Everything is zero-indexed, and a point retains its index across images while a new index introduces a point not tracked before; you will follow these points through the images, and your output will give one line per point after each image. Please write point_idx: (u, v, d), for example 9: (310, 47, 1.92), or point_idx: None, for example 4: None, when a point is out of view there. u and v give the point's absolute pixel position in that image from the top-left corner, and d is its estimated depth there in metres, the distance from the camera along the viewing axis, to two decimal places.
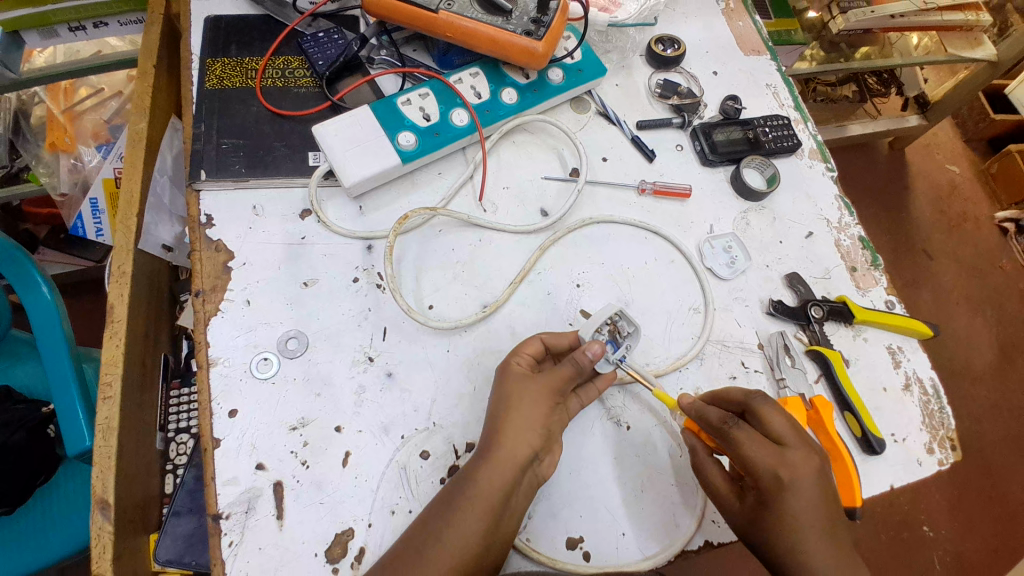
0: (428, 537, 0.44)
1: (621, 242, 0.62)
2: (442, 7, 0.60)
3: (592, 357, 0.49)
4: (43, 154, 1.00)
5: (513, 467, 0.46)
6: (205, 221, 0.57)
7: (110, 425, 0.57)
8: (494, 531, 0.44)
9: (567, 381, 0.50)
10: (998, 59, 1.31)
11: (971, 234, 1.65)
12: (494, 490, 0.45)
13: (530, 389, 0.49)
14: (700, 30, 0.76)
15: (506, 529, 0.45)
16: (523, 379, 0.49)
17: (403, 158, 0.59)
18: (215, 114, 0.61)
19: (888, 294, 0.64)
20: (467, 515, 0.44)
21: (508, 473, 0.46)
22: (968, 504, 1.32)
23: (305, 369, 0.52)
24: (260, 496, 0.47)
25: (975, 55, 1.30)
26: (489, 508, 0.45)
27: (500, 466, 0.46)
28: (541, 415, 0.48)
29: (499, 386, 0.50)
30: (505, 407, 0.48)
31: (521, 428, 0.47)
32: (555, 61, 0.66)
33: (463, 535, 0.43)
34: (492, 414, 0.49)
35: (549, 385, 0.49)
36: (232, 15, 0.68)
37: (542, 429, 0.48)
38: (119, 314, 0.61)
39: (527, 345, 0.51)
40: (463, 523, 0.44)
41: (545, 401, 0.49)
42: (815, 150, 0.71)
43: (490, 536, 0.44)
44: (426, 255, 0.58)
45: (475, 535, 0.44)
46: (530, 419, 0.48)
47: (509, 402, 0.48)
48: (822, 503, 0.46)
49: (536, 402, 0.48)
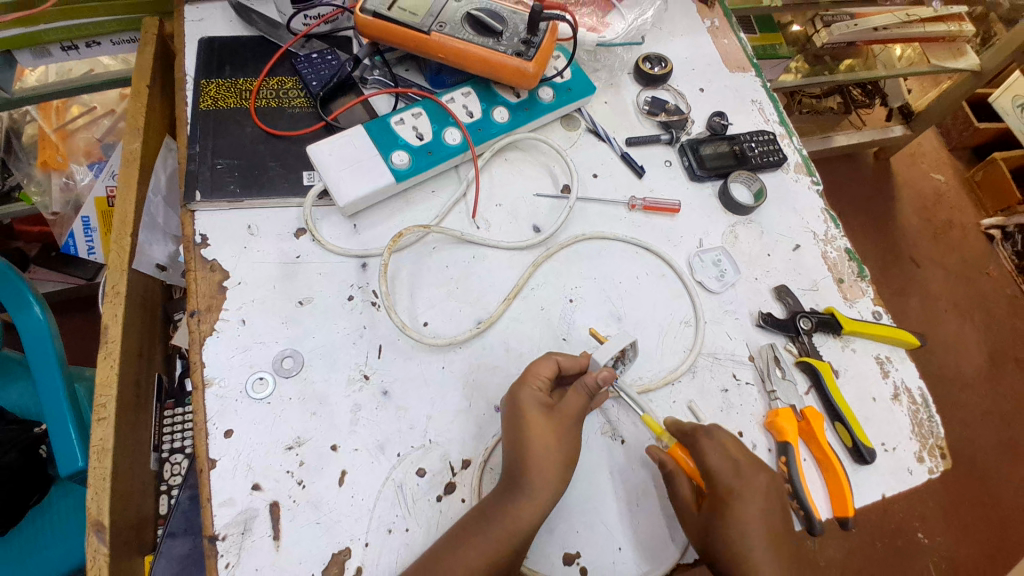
0: (438, 561, 0.45)
1: (615, 257, 0.63)
2: (434, 29, 0.62)
3: (601, 382, 0.50)
4: (35, 172, 1.01)
5: (520, 489, 0.47)
6: (200, 241, 0.57)
7: (105, 446, 0.57)
8: (499, 560, 0.45)
9: (581, 411, 0.51)
10: (981, 68, 1.34)
11: (958, 241, 1.68)
12: (507, 516, 0.46)
13: (544, 413, 0.49)
14: (687, 48, 0.78)
15: (519, 557, 0.47)
16: (544, 412, 0.49)
17: (396, 177, 0.60)
18: (210, 135, 0.62)
19: (875, 305, 0.66)
20: (472, 549, 0.45)
21: (514, 498, 0.46)
22: (963, 512, 1.33)
23: (301, 388, 0.52)
24: (256, 517, 0.47)
25: (958, 65, 1.33)
26: (493, 544, 0.45)
27: (517, 492, 0.47)
28: (552, 441, 0.48)
29: (511, 411, 0.50)
30: (518, 428, 0.49)
31: (541, 453, 0.47)
32: (546, 81, 0.68)
33: (484, 556, 0.45)
34: (511, 435, 0.49)
35: (558, 406, 0.50)
36: (225, 36, 0.69)
37: (554, 448, 0.48)
38: (114, 335, 0.61)
39: (544, 368, 0.52)
40: (471, 551, 0.45)
41: (552, 432, 0.49)
42: (801, 164, 0.73)
43: (494, 564, 0.45)
44: (422, 272, 0.59)
45: (496, 554, 0.45)
46: (541, 448, 0.48)
47: (522, 423, 0.49)
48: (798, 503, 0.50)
49: (551, 435, 0.49)
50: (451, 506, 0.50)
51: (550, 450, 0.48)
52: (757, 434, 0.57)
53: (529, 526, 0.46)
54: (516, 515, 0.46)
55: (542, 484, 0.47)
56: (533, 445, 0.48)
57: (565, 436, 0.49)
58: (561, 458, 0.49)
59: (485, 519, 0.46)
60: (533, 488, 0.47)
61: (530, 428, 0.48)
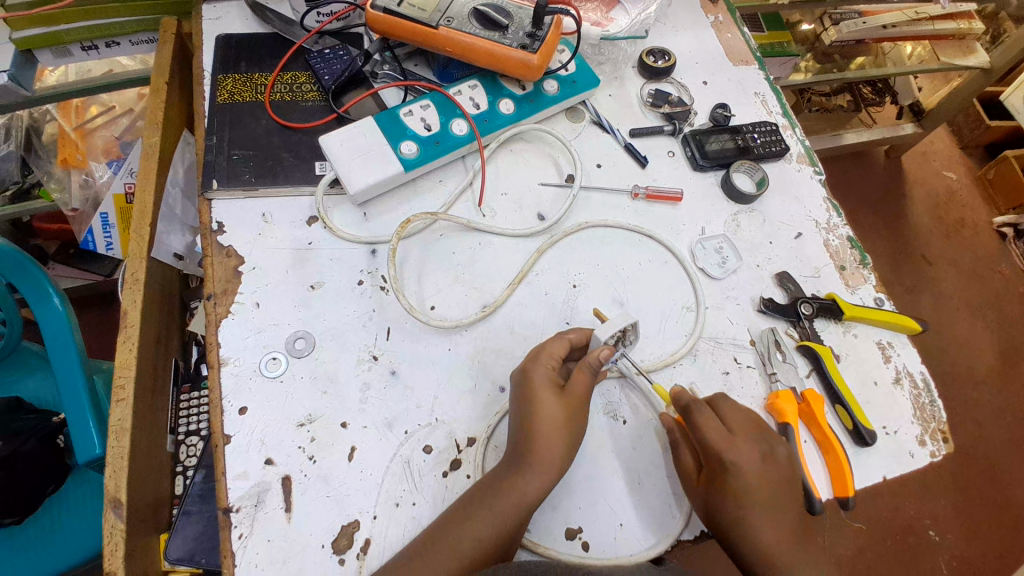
0: (448, 532, 0.46)
1: (616, 245, 0.64)
2: (442, 23, 0.64)
3: (603, 361, 0.53)
4: (55, 170, 1.05)
5: (527, 464, 0.48)
6: (217, 228, 0.59)
7: (123, 426, 0.60)
8: (505, 532, 0.46)
9: (587, 388, 0.52)
10: (991, 66, 1.34)
11: (969, 239, 1.67)
12: (513, 493, 0.47)
13: (554, 391, 0.50)
14: (691, 42, 0.79)
15: (520, 533, 0.48)
16: (552, 389, 0.51)
17: (405, 166, 0.62)
18: (226, 127, 0.64)
19: (877, 292, 0.66)
20: (479, 519, 0.46)
21: (519, 473, 0.48)
22: (974, 509, 1.32)
23: (312, 368, 0.54)
24: (269, 490, 0.49)
25: (968, 63, 1.33)
26: (502, 513, 0.46)
27: (523, 469, 0.48)
28: (560, 419, 0.50)
29: (521, 385, 0.52)
30: (528, 404, 0.50)
31: (548, 431, 0.49)
32: (550, 73, 0.69)
33: (491, 526, 0.46)
34: (520, 413, 0.51)
35: (567, 385, 0.52)
36: (241, 33, 0.71)
37: (563, 426, 0.50)
38: (133, 320, 0.64)
39: (557, 347, 0.53)
40: (478, 522, 0.46)
41: (562, 408, 0.50)
42: (804, 154, 0.74)
43: (501, 538, 0.46)
44: (429, 259, 0.61)
45: (505, 523, 0.46)
46: (550, 424, 0.49)
47: (531, 401, 0.50)
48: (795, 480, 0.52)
49: (561, 411, 0.50)
50: (456, 481, 0.51)
51: (558, 431, 0.49)
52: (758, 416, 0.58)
53: (534, 498, 0.47)
54: (522, 489, 0.47)
55: (547, 463, 0.48)
56: (539, 418, 0.49)
57: (574, 413, 0.51)
58: (569, 434, 0.50)
59: (491, 492, 0.48)
60: (541, 463, 0.48)
61: (539, 404, 0.50)
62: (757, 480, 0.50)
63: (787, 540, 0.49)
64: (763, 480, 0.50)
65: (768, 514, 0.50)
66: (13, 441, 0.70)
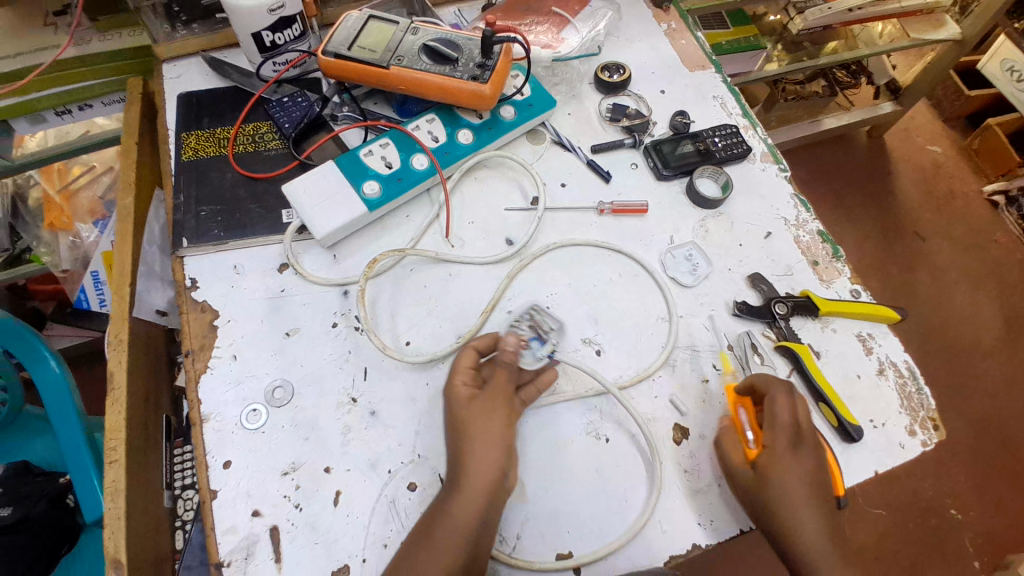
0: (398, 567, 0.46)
1: (588, 262, 0.65)
2: (393, 63, 0.65)
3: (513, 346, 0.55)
4: (43, 234, 1.07)
5: (457, 489, 0.48)
6: (190, 284, 0.60)
7: (118, 487, 0.60)
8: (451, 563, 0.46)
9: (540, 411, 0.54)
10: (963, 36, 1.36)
11: (961, 211, 1.67)
12: (463, 519, 0.47)
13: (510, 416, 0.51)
14: (647, 52, 0.80)
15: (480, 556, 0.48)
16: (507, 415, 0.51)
17: (368, 206, 0.63)
18: (193, 184, 0.65)
19: (853, 284, 0.66)
20: (425, 555, 0.46)
21: (452, 498, 0.48)
22: (993, 483, 1.30)
23: (293, 416, 0.54)
24: (258, 542, 0.49)
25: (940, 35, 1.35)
26: (441, 547, 0.46)
27: (454, 495, 0.48)
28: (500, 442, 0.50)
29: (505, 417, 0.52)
30: (461, 433, 0.50)
31: (484, 456, 0.49)
32: (507, 100, 0.70)
33: (441, 557, 0.46)
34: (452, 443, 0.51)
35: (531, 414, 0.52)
36: (203, 90, 0.73)
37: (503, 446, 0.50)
38: (119, 381, 0.65)
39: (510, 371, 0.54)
40: (424, 556, 0.46)
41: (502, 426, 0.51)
42: (767, 153, 0.74)
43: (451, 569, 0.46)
44: (402, 294, 0.61)
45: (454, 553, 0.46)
46: None
47: (465, 428, 0.50)
48: (813, 481, 0.51)
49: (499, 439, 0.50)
50: None
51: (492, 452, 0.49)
52: None
53: (468, 526, 0.47)
54: (460, 517, 0.47)
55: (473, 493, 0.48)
56: (471, 448, 0.49)
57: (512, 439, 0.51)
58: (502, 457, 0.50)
59: (431, 525, 0.48)
60: (472, 485, 0.48)
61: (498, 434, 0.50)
62: (792, 483, 0.51)
63: (827, 543, 0.50)
64: (795, 482, 0.51)
65: (806, 519, 0.50)
66: (23, 506, 0.72)
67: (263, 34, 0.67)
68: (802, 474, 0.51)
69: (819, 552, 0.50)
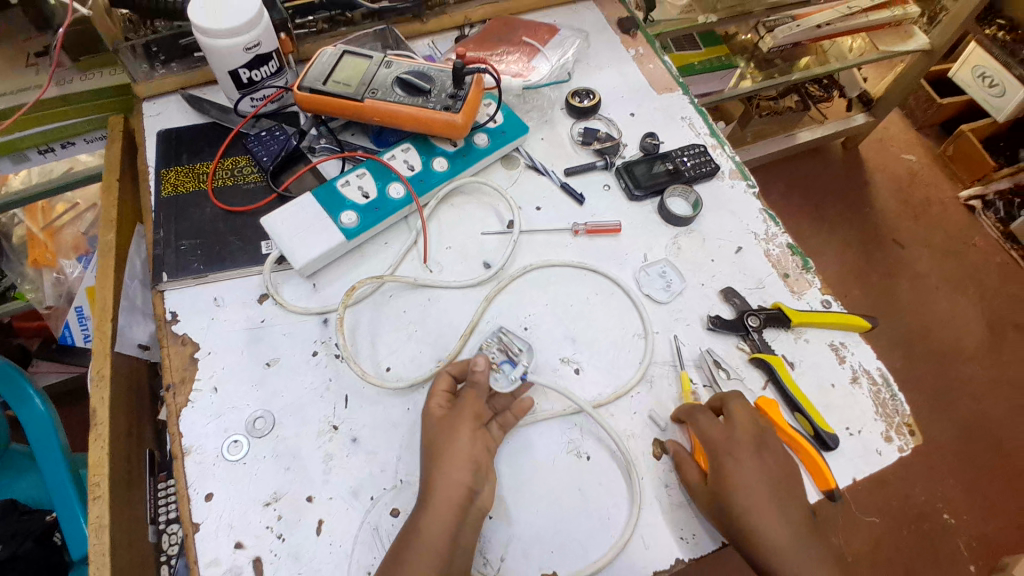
0: None
1: (563, 283, 0.66)
2: (367, 96, 0.67)
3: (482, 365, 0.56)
4: (26, 271, 1.06)
5: (436, 508, 0.49)
6: (170, 318, 0.61)
7: (101, 523, 0.60)
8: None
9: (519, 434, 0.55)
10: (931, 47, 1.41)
11: (939, 218, 1.71)
12: (439, 539, 0.48)
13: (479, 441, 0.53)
14: (617, 77, 0.83)
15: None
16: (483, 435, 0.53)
17: (346, 235, 0.64)
18: (173, 220, 0.66)
19: (823, 294, 0.68)
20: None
21: (427, 516, 0.49)
22: (983, 485, 1.32)
23: (274, 446, 0.55)
24: (241, 574, 0.49)
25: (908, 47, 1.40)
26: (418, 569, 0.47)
27: (426, 513, 0.49)
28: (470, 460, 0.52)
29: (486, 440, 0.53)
30: (436, 457, 0.52)
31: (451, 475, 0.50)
32: (479, 127, 0.72)
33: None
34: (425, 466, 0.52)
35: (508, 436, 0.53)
36: (182, 126, 0.74)
37: (469, 463, 0.51)
38: (102, 417, 0.65)
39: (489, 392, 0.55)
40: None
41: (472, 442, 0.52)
42: (735, 170, 0.76)
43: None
44: (382, 319, 0.62)
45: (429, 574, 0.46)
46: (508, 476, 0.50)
47: (442, 450, 0.52)
48: (768, 480, 0.54)
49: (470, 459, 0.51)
50: None
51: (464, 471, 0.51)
52: None
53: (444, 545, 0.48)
54: (436, 537, 0.48)
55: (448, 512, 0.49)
56: (450, 466, 0.51)
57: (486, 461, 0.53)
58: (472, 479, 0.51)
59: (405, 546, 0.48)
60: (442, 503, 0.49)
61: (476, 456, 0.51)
62: (746, 485, 0.53)
63: (787, 540, 0.52)
64: (748, 483, 0.53)
65: (767, 518, 0.52)
66: (11, 544, 0.73)
67: (240, 71, 0.69)
68: (756, 474, 0.54)
69: (782, 549, 0.52)
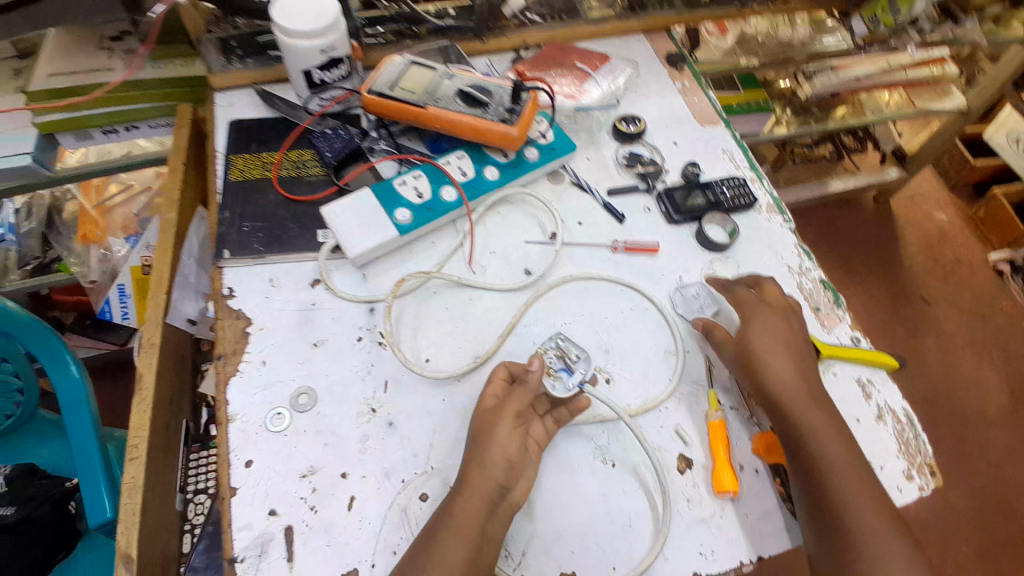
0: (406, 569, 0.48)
1: (600, 295, 0.69)
2: (430, 103, 0.72)
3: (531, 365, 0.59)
4: (75, 246, 1.12)
5: (471, 499, 0.51)
6: (227, 293, 0.64)
7: (135, 483, 0.63)
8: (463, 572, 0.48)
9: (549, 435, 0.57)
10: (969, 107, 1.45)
11: (967, 278, 1.70)
12: (471, 525, 0.50)
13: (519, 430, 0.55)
14: (663, 107, 0.86)
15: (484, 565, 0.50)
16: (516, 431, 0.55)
17: (400, 231, 0.67)
18: (238, 203, 0.70)
19: (853, 330, 0.70)
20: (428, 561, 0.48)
21: (462, 502, 0.51)
22: (997, 553, 1.29)
23: (314, 421, 0.57)
24: (272, 540, 0.52)
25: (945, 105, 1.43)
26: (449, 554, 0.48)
27: (461, 500, 0.51)
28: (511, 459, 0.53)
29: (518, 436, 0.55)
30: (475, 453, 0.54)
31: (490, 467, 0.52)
32: (531, 142, 0.76)
33: (447, 560, 0.48)
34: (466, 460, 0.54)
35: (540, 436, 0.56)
36: (251, 118, 0.79)
37: (505, 463, 0.53)
38: (148, 382, 0.68)
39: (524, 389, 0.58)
40: (432, 561, 0.48)
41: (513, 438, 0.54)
42: (772, 204, 0.79)
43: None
44: (427, 313, 0.65)
45: (458, 559, 0.48)
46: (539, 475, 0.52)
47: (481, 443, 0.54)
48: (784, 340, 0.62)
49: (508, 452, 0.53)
50: None
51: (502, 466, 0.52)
52: (746, 458, 0.61)
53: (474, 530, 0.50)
54: (468, 523, 0.50)
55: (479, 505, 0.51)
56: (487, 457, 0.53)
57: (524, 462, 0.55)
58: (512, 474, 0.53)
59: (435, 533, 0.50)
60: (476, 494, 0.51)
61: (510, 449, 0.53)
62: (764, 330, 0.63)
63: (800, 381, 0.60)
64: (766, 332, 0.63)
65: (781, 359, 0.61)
66: (26, 506, 0.74)
67: (312, 72, 0.74)
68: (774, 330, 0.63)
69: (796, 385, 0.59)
